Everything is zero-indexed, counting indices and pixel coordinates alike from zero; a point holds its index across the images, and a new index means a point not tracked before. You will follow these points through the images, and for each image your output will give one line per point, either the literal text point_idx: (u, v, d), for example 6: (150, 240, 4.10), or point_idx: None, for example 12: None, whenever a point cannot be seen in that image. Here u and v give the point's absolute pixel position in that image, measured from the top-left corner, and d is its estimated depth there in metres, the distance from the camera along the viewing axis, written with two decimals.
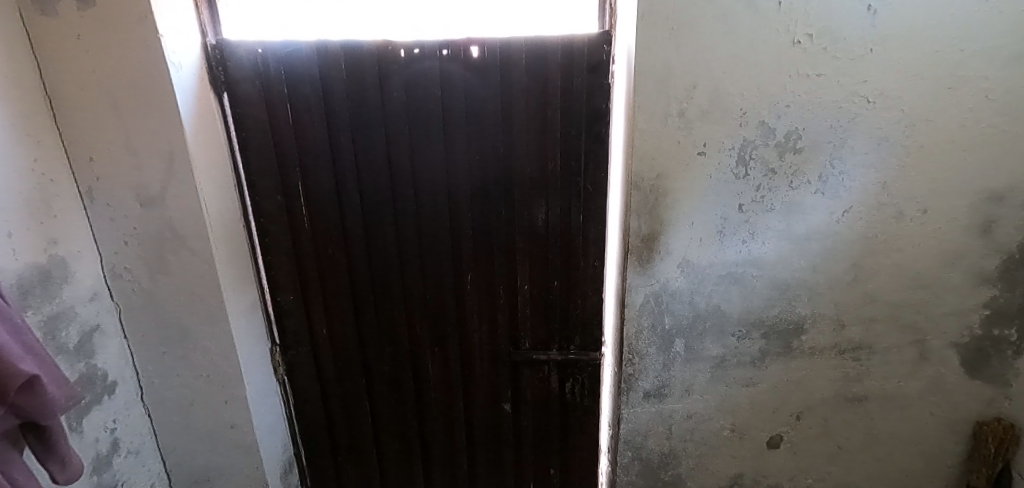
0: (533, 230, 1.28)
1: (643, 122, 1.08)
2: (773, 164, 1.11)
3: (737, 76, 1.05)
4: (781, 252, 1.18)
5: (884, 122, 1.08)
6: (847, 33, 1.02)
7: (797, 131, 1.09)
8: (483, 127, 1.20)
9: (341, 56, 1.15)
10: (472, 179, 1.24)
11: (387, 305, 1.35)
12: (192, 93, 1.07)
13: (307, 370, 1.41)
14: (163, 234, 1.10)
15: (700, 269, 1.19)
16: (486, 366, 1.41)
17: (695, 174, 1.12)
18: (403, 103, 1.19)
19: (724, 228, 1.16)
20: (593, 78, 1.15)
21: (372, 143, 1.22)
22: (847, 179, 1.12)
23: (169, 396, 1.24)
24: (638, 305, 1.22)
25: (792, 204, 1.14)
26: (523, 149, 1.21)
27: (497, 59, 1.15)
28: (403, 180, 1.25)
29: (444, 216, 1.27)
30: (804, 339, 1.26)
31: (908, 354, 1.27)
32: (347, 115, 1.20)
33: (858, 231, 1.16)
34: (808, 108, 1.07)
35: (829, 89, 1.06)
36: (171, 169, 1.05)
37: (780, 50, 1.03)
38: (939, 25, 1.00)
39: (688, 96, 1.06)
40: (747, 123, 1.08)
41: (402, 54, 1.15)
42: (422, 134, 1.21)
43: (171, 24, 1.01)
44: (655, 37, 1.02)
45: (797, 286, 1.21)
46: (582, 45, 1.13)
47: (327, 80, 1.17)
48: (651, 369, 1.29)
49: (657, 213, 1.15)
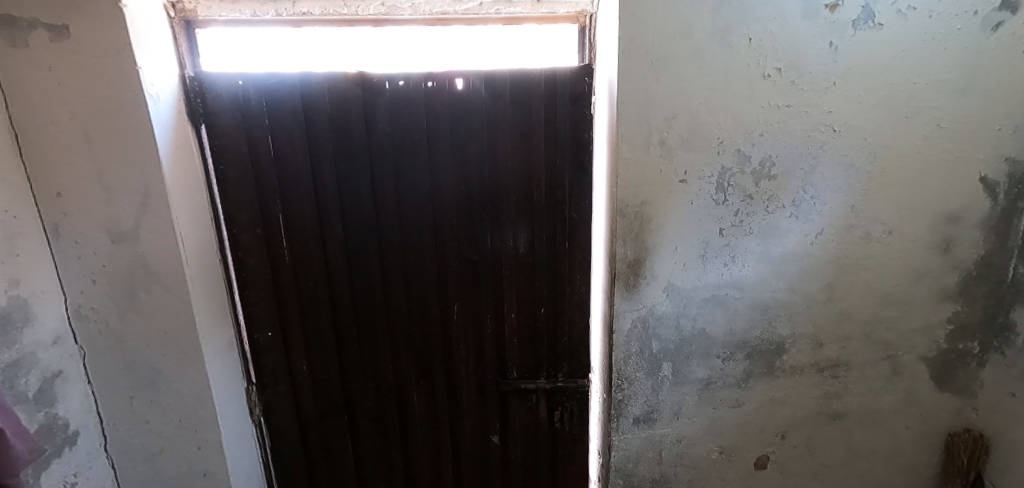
0: (520, 258, 1.28)
1: (626, 151, 1.11)
2: (749, 189, 1.16)
3: (712, 107, 1.10)
4: (760, 274, 1.22)
5: (849, 149, 1.14)
6: (812, 67, 1.09)
7: (771, 158, 1.14)
8: (468, 156, 1.21)
9: (325, 89, 1.15)
10: (458, 208, 1.24)
11: (371, 338, 1.32)
12: (169, 125, 1.04)
13: (286, 409, 1.35)
14: (135, 271, 1.05)
15: (685, 293, 1.21)
16: (474, 397, 1.38)
17: (677, 200, 1.15)
18: (389, 135, 1.19)
19: (706, 251, 1.19)
20: (575, 109, 1.19)
21: (356, 175, 1.21)
22: (818, 202, 1.18)
23: (137, 444, 1.15)
24: (626, 330, 1.23)
25: (769, 228, 1.19)
26: (508, 179, 1.22)
27: (481, 91, 1.17)
28: (387, 210, 1.23)
29: (430, 245, 1.26)
30: (785, 358, 1.29)
31: (881, 369, 1.32)
32: (329, 147, 1.19)
33: (830, 252, 1.21)
34: (780, 137, 1.13)
35: (798, 119, 1.12)
36: (146, 203, 1.01)
37: (752, 83, 1.09)
38: (893, 60, 1.09)
39: (668, 126, 1.10)
40: (724, 151, 1.13)
41: (386, 86, 1.16)
42: (406, 164, 1.21)
43: (149, 55, 0.99)
44: (635, 70, 1.07)
45: (776, 307, 1.25)
46: (564, 78, 1.17)
47: (311, 114, 1.17)
48: (640, 395, 1.28)
49: (642, 239, 1.17)
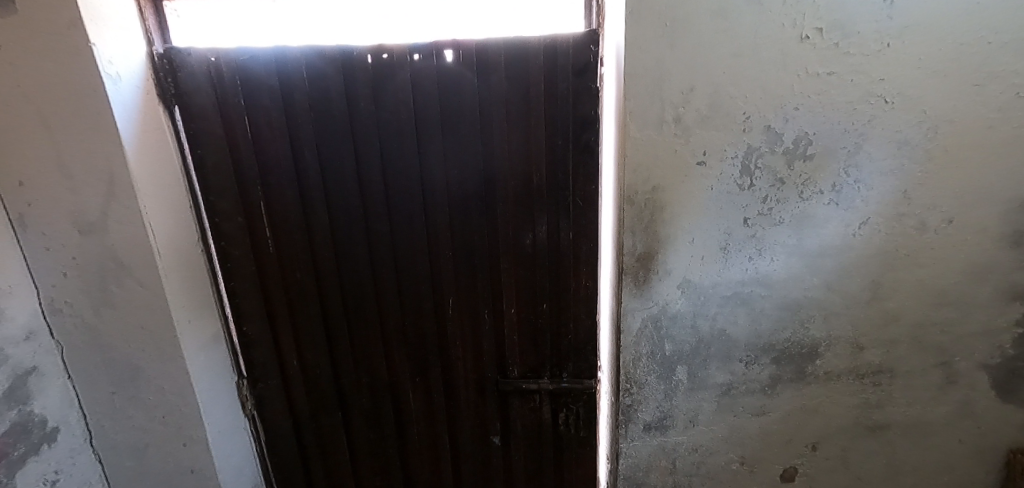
0: (519, 250, 1.17)
1: (635, 129, 0.97)
2: (781, 173, 1.00)
3: (738, 77, 0.94)
4: (791, 270, 1.06)
5: (903, 124, 0.97)
6: (861, 27, 0.91)
7: (807, 136, 0.98)
8: (460, 138, 1.10)
9: (302, 66, 1.05)
10: (450, 194, 1.14)
11: (363, 332, 1.25)
12: (136, 106, 0.97)
13: (278, 403, 1.30)
14: (105, 264, 0.99)
15: (702, 290, 1.08)
16: (472, 396, 1.30)
17: (695, 186, 1.01)
18: (373, 115, 1.09)
19: (728, 244, 1.04)
20: (579, 82, 1.05)
21: (340, 159, 1.12)
22: (863, 187, 1.01)
23: (122, 440, 1.12)
24: (635, 330, 1.10)
25: (804, 217, 1.03)
26: (505, 163, 1.11)
27: (473, 64, 1.05)
28: (375, 198, 1.15)
29: (421, 235, 1.17)
30: (819, 363, 1.14)
31: (933, 377, 1.15)
32: (310, 129, 1.10)
33: (875, 244, 1.05)
34: (818, 111, 0.96)
35: (842, 90, 0.95)
36: (112, 193, 0.94)
37: (786, 47, 0.93)
38: (962, 16, 0.90)
39: (685, 100, 0.95)
40: (751, 128, 0.97)
41: (369, 61, 1.05)
42: (394, 146, 1.11)
43: (108, 30, 0.91)
44: (646, 34, 0.92)
45: (810, 307, 1.09)
46: (566, 47, 1.03)
47: (289, 93, 1.07)
48: (651, 400, 1.17)
49: (654, 230, 1.03)
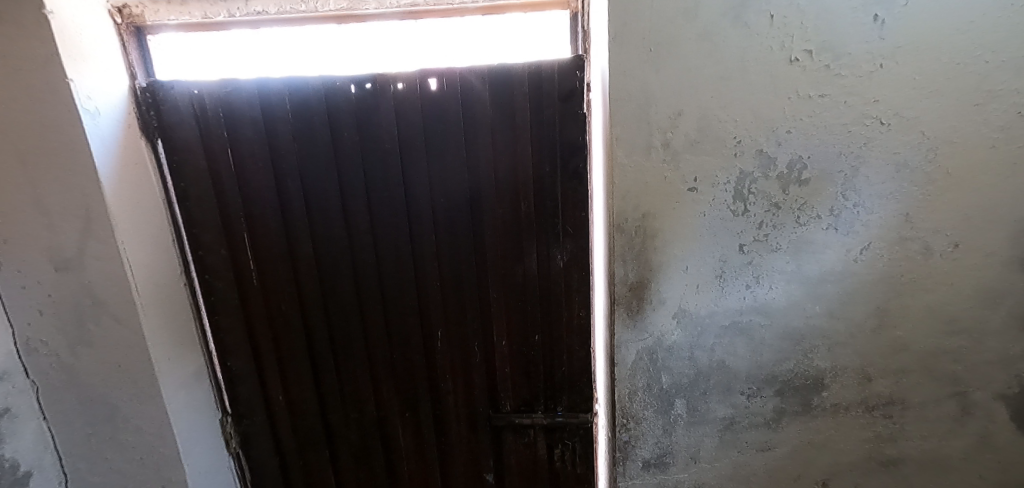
0: (509, 280, 1.14)
1: (623, 156, 0.95)
2: (776, 198, 0.97)
3: (727, 101, 0.92)
4: (791, 298, 1.02)
5: (900, 146, 0.94)
6: (852, 48, 0.89)
7: (801, 159, 0.95)
8: (447, 166, 1.08)
9: (285, 97, 1.04)
10: (436, 223, 1.11)
11: (350, 366, 1.21)
12: (115, 141, 0.96)
13: (264, 441, 1.26)
14: (82, 301, 0.97)
15: (698, 320, 1.03)
16: (464, 431, 1.25)
17: (686, 212, 0.97)
18: (356, 145, 1.07)
19: (724, 271, 1.00)
20: (566, 108, 1.03)
21: (324, 190, 1.10)
22: (862, 211, 0.97)
23: (99, 482, 1.08)
24: (630, 362, 1.06)
25: (802, 243, 0.99)
26: (492, 191, 1.09)
27: (457, 92, 1.03)
28: (360, 228, 1.12)
29: (408, 265, 1.14)
30: (825, 395, 1.08)
31: (947, 409, 1.09)
32: (293, 160, 1.08)
33: (878, 270, 1.01)
34: (812, 134, 0.93)
35: (835, 112, 0.92)
36: (89, 229, 0.93)
37: (775, 69, 0.90)
38: (956, 35, 0.88)
39: (673, 125, 0.93)
40: (743, 153, 0.94)
41: (352, 90, 1.04)
42: (378, 176, 1.09)
43: (88, 66, 0.91)
44: (630, 59, 0.90)
45: (813, 336, 1.04)
46: (551, 73, 1.01)
47: (272, 125, 1.06)
48: (649, 435, 1.11)
49: (645, 258, 0.99)
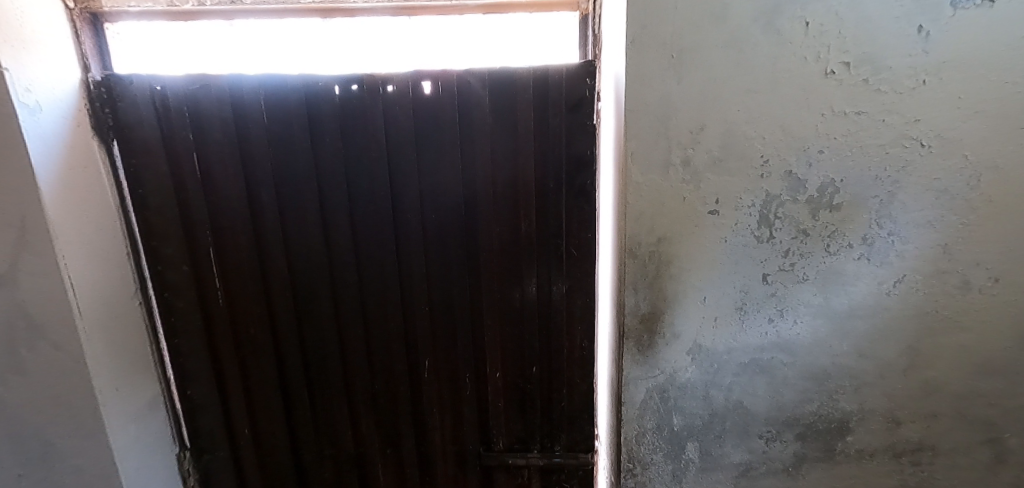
0: (506, 305, 1.03)
1: (638, 173, 0.85)
2: (804, 223, 0.87)
3: (755, 116, 0.83)
4: (817, 333, 0.93)
5: (941, 171, 0.85)
6: (893, 61, 0.81)
7: (834, 182, 0.86)
8: (440, 179, 0.97)
9: (260, 96, 0.93)
10: (426, 241, 1.01)
11: (326, 397, 1.09)
12: (60, 140, 0.84)
13: (227, 478, 1.13)
14: (13, 324, 0.83)
15: (715, 356, 0.93)
16: (451, 470, 1.13)
17: (705, 238, 0.88)
18: (339, 153, 0.96)
19: (745, 303, 0.91)
20: (573, 118, 0.94)
21: (301, 201, 0.98)
22: (897, 241, 0.88)
23: None
24: (639, 402, 0.95)
25: (831, 273, 0.90)
26: (490, 208, 0.98)
27: (453, 97, 0.93)
28: (341, 244, 1.01)
29: (394, 286, 1.03)
30: (850, 440, 0.99)
31: (981, 457, 1.00)
32: (267, 168, 0.96)
33: (912, 305, 0.92)
34: (846, 155, 0.84)
35: (872, 131, 0.84)
36: (23, 241, 0.80)
37: (809, 82, 0.81)
38: (1006, 50, 0.80)
39: (694, 140, 0.83)
40: (770, 174, 0.85)
41: (336, 92, 0.93)
42: (364, 187, 0.98)
43: (29, 53, 0.78)
44: (650, 66, 0.80)
45: (839, 376, 0.95)
46: (559, 79, 0.92)
47: (244, 129, 0.95)
48: (657, 482, 1.01)
49: (659, 287, 0.89)
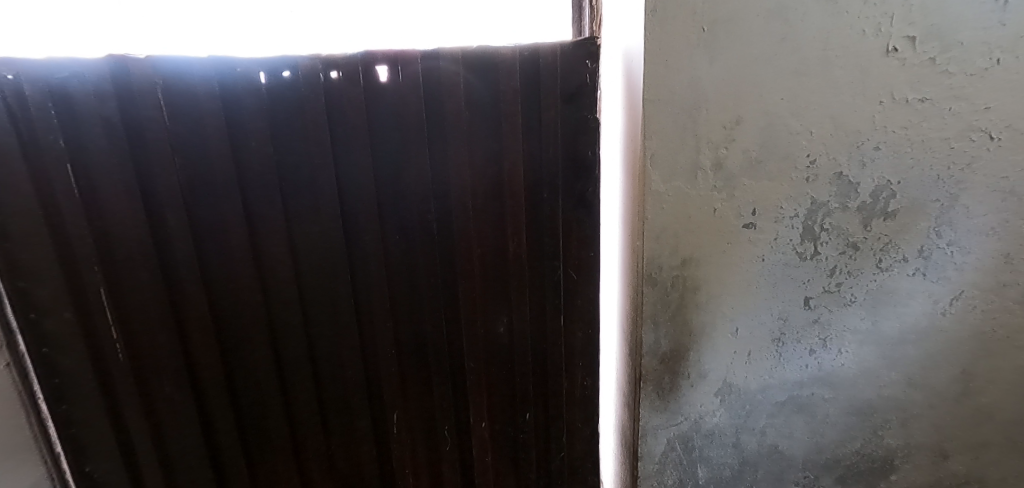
0: (492, 342, 0.87)
1: (659, 180, 0.67)
2: (855, 235, 0.72)
3: (804, 104, 0.66)
4: (863, 363, 0.78)
5: (1011, 167, 0.70)
6: (964, 35, 0.65)
7: (890, 185, 0.70)
8: (403, 192, 0.78)
9: (156, 86, 0.69)
10: (390, 268, 0.81)
11: (271, 468, 0.87)
12: None
13: None
14: None
15: (748, 396, 0.78)
16: None
17: (740, 257, 0.71)
18: (269, 162, 0.74)
19: (783, 334, 0.75)
20: (570, 112, 0.77)
21: (222, 224, 0.75)
22: (957, 252, 0.74)
23: None
24: (659, 455, 0.79)
25: (881, 293, 0.75)
26: (468, 224, 0.80)
27: (418, 87, 0.74)
28: (280, 277, 0.79)
29: (352, 326, 0.82)
30: (893, 479, 0.86)
31: None
32: (173, 183, 0.72)
33: (968, 325, 0.78)
34: (905, 151, 0.69)
35: (935, 122, 0.68)
36: None
37: (867, 62, 0.65)
38: None
39: (728, 137, 0.66)
40: (818, 176, 0.69)
41: (263, 81, 0.71)
42: (305, 204, 0.76)
43: None
44: (674, 41, 0.62)
45: (885, 410, 0.81)
46: (553, 61, 0.75)
47: (137, 132, 0.70)
48: None
49: (684, 321, 0.73)
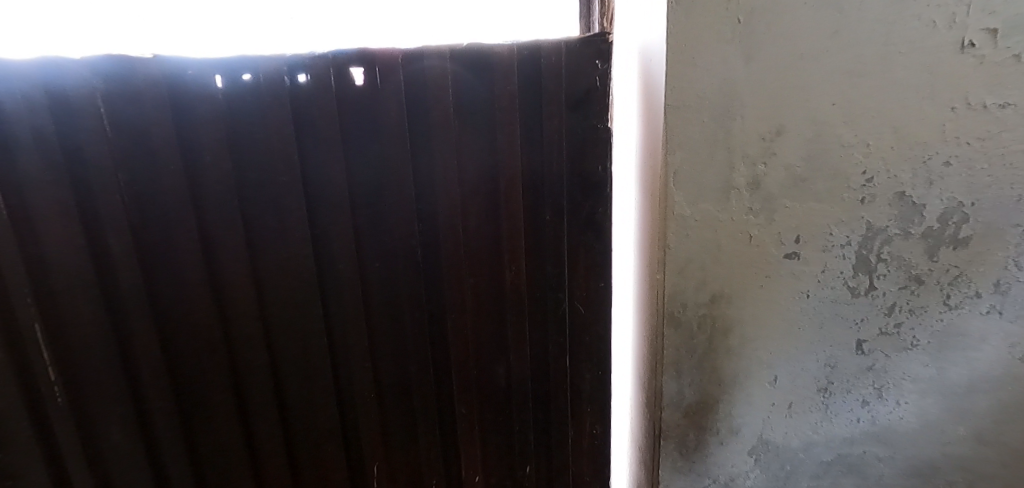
0: (488, 384, 0.76)
1: (682, 203, 0.56)
2: (918, 267, 0.60)
3: (859, 112, 0.55)
4: (924, 416, 0.66)
5: None
6: None
7: (963, 206, 0.57)
8: (383, 214, 0.67)
9: (90, 91, 0.57)
10: (370, 300, 0.70)
11: None
12: None
13: None
14: None
15: (786, 454, 0.67)
16: None
17: (779, 295, 0.60)
18: (228, 180, 0.63)
19: (830, 384, 0.64)
20: (576, 121, 0.66)
21: (172, 254, 0.63)
22: None
23: None
24: None
25: (948, 335, 0.62)
26: (459, 250, 0.70)
27: (399, 92, 0.63)
28: (242, 313, 0.68)
29: (326, 368, 0.72)
30: None
31: None
32: (114, 206, 0.60)
33: None
34: (981, 166, 0.56)
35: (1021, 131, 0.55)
36: None
37: (938, 60, 0.53)
38: None
39: (767, 152, 0.55)
40: (875, 196, 0.57)
41: (219, 85, 0.60)
42: (269, 228, 0.66)
43: None
44: (700, 35, 0.51)
45: (949, 470, 0.68)
46: (556, 63, 0.64)
47: (68, 145, 0.58)
48: None
49: (713, 372, 0.63)
